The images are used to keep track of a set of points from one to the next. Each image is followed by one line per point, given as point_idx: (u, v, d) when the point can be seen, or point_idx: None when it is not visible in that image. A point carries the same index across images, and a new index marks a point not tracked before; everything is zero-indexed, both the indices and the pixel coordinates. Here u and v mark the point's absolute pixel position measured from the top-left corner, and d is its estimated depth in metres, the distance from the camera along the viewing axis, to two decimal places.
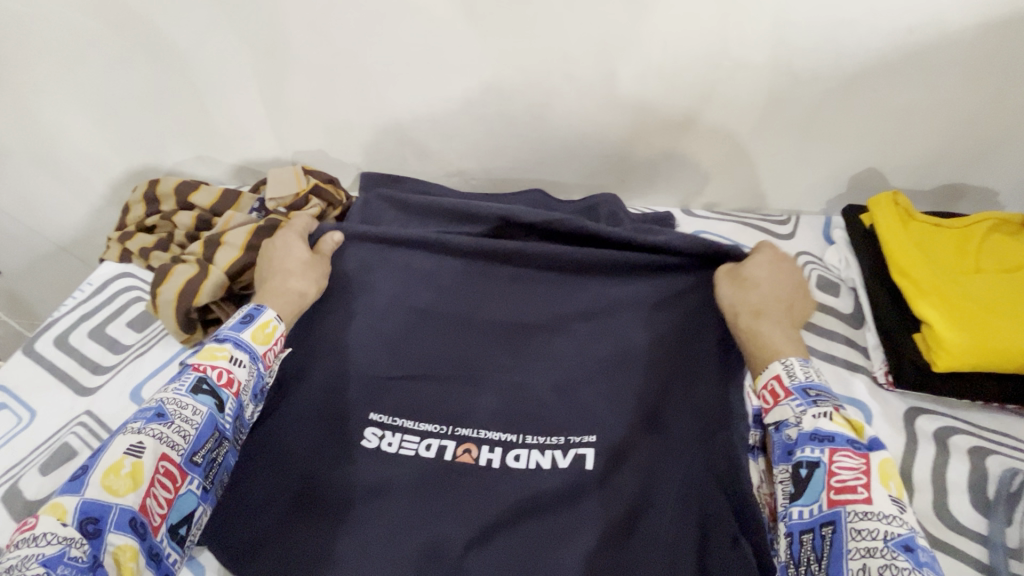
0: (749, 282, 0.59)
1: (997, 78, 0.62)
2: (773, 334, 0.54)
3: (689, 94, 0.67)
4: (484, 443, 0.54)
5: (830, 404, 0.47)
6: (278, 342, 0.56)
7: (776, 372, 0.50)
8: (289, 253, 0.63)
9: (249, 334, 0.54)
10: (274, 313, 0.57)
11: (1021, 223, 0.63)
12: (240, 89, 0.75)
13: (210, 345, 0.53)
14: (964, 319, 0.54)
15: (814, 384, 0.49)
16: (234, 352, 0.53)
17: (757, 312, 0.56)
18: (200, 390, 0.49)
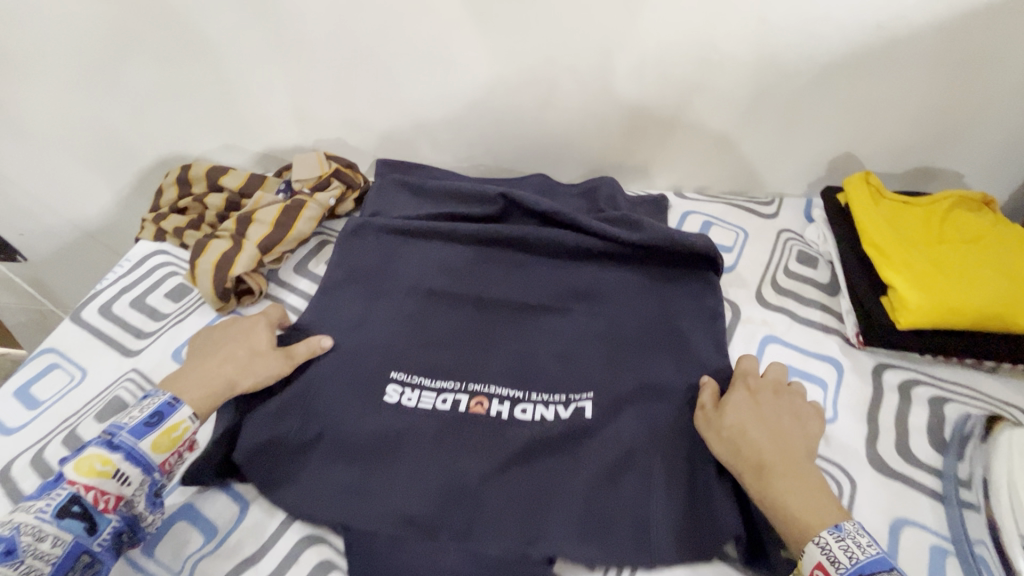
0: (740, 433, 0.53)
1: (960, 69, 0.68)
2: (786, 492, 0.48)
3: (681, 85, 0.73)
4: (494, 398, 0.60)
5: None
6: (184, 446, 0.54)
7: (817, 560, 0.45)
8: (246, 343, 0.61)
9: (150, 441, 0.51)
10: (187, 411, 0.54)
11: (979, 200, 0.70)
12: (266, 81, 0.81)
13: (95, 454, 0.49)
14: (924, 282, 0.60)
15: (865, 566, 0.43)
16: (120, 467, 0.49)
17: (760, 468, 0.51)
18: (67, 513, 0.46)
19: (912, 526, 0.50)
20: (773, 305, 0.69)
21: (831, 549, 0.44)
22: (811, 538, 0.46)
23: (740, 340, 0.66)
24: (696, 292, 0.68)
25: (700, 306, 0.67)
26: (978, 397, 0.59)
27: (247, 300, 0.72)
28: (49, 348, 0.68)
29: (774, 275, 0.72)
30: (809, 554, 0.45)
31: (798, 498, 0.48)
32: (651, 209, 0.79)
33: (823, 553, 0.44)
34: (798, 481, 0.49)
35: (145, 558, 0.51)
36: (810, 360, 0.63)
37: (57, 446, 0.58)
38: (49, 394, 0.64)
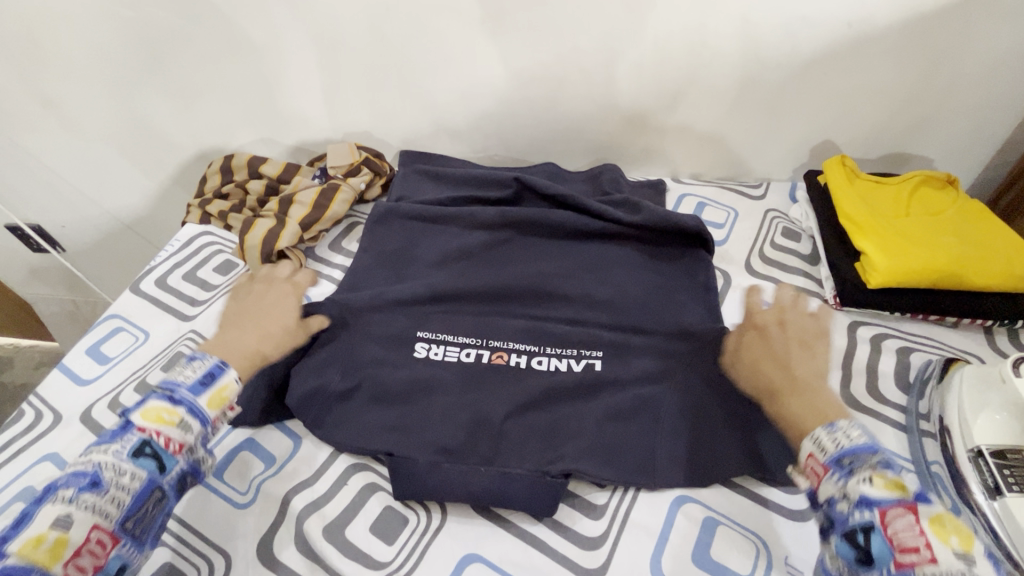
0: (751, 369, 0.61)
1: (924, 63, 0.77)
2: (793, 410, 0.54)
3: (677, 79, 0.82)
4: (513, 351, 0.67)
5: (868, 466, 0.45)
6: (231, 405, 0.54)
7: (810, 451, 0.50)
8: (280, 317, 0.66)
9: (207, 399, 0.52)
10: (233, 373, 0.55)
11: (944, 179, 0.78)
12: (301, 78, 0.89)
13: (160, 407, 0.50)
14: (892, 247, 0.68)
15: (847, 450, 0.47)
16: (183, 419, 0.50)
17: (772, 393, 0.58)
18: (141, 453, 0.48)
19: None
20: (761, 273, 0.77)
21: (822, 440, 0.49)
22: (808, 437, 0.50)
23: (731, 302, 0.74)
24: (692, 262, 0.76)
25: (695, 277, 0.75)
26: (939, 348, 0.67)
27: None
28: (113, 314, 0.76)
29: (761, 247, 0.80)
30: (805, 447, 0.50)
31: (803, 407, 0.54)
32: (651, 191, 0.87)
33: (814, 445, 0.49)
34: (805, 396, 0.55)
35: (218, 482, 0.60)
36: None
37: (129, 394, 0.67)
38: (117, 352, 0.72)
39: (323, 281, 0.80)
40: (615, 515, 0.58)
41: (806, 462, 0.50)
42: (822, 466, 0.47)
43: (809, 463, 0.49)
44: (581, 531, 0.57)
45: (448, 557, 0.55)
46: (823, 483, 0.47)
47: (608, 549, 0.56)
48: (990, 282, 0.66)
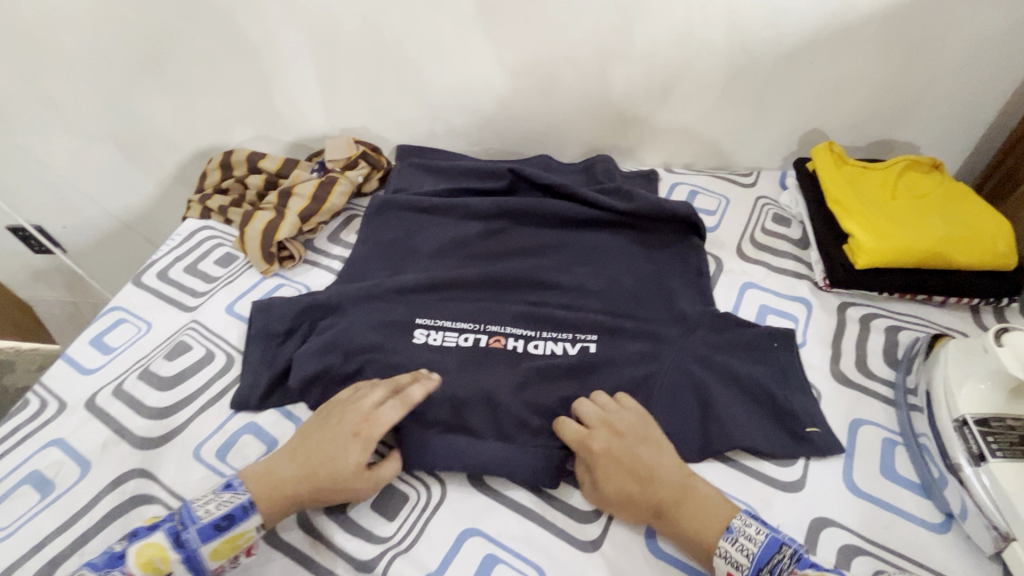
0: (624, 494, 0.54)
1: (906, 50, 0.79)
2: (682, 524, 0.52)
3: (666, 70, 0.84)
4: (510, 336, 0.68)
5: (788, 570, 0.48)
6: (242, 552, 0.53)
7: (725, 569, 0.50)
8: (352, 446, 0.56)
9: (210, 549, 0.51)
10: (257, 521, 0.52)
11: (930, 163, 0.80)
12: (299, 75, 0.91)
13: (159, 548, 0.50)
14: (878, 228, 0.69)
15: (761, 558, 0.49)
16: (173, 568, 0.50)
17: (657, 511, 0.53)
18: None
19: (867, 424, 0.60)
20: (752, 258, 0.78)
21: (731, 554, 0.50)
22: (715, 556, 0.50)
23: (724, 286, 0.75)
24: (685, 248, 0.77)
25: (688, 261, 0.76)
26: (927, 326, 0.69)
27: (288, 264, 0.80)
28: (116, 306, 0.77)
29: (753, 233, 0.81)
30: (719, 566, 0.50)
31: (699, 518, 0.52)
32: (644, 181, 0.88)
33: (729, 562, 0.50)
34: (690, 505, 0.53)
35: (218, 460, 0.60)
36: (784, 301, 0.73)
37: (132, 381, 0.67)
38: (119, 342, 0.73)
39: (323, 271, 0.81)
40: None
41: None
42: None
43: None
44: (577, 506, 0.58)
45: (447, 534, 0.56)
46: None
47: (605, 523, 0.56)
48: (974, 261, 0.67)
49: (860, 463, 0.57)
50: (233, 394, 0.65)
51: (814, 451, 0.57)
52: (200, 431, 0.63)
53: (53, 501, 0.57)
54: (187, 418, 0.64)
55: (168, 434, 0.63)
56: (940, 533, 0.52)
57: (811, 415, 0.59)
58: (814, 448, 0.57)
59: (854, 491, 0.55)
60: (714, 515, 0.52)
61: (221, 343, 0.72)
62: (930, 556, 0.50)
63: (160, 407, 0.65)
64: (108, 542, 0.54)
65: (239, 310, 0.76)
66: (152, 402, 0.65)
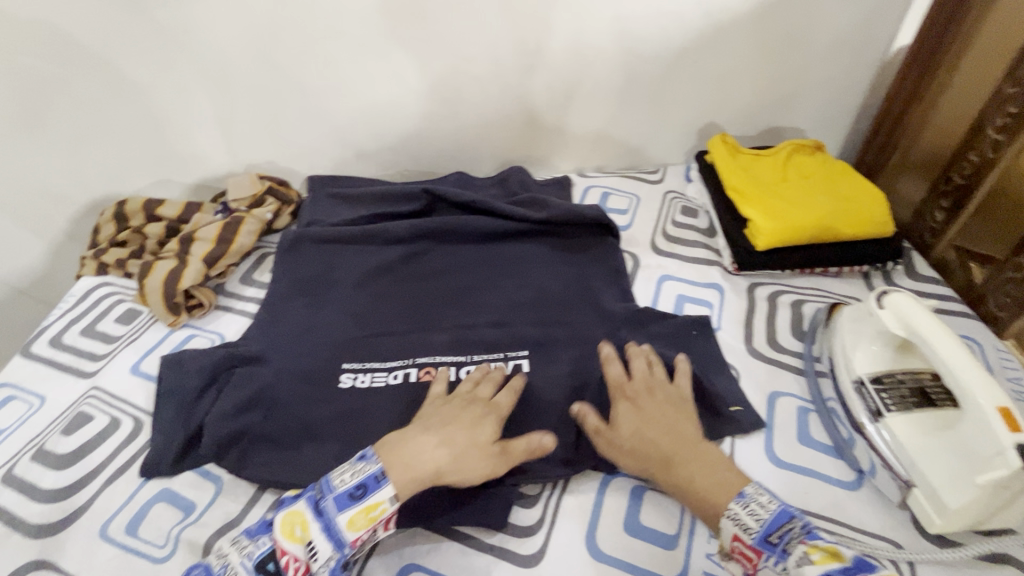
0: (645, 439, 0.54)
1: (779, 42, 0.85)
2: (693, 476, 0.52)
3: (565, 78, 0.86)
4: (441, 365, 0.67)
5: (796, 540, 0.45)
6: (382, 524, 0.49)
7: (732, 532, 0.48)
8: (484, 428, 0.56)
9: (349, 518, 0.48)
10: (390, 490, 0.49)
11: (813, 146, 0.86)
12: (193, 114, 0.87)
13: (280, 519, 0.48)
14: (772, 211, 0.74)
15: (772, 525, 0.46)
16: (314, 537, 0.47)
17: (668, 462, 0.53)
18: (265, 569, 0.46)
19: (784, 396, 0.63)
20: (666, 251, 0.81)
21: (740, 517, 0.48)
22: (723, 510, 0.49)
23: (642, 281, 0.78)
24: (603, 249, 0.79)
25: (607, 263, 0.78)
26: (827, 295, 0.74)
27: (197, 312, 0.76)
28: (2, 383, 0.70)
29: (664, 227, 0.85)
30: (726, 529, 0.48)
31: (714, 477, 0.51)
32: (559, 188, 0.90)
33: (736, 525, 0.48)
34: (708, 465, 0.52)
35: (129, 536, 0.55)
36: (698, 288, 0.76)
37: (26, 463, 0.61)
38: (8, 423, 0.66)
39: (237, 315, 0.77)
40: (550, 503, 0.56)
41: (733, 545, 0.48)
42: (752, 550, 0.47)
43: (736, 546, 0.48)
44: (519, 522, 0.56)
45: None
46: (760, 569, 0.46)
47: (546, 535, 0.53)
48: (859, 232, 0.73)
49: (780, 434, 0.59)
50: (143, 460, 0.61)
51: (738, 430, 0.59)
52: (109, 506, 0.58)
53: None
54: (92, 495, 0.59)
55: (71, 515, 0.57)
56: (853, 489, 0.55)
57: (733, 396, 0.62)
58: (739, 426, 0.59)
59: (777, 462, 0.57)
60: (727, 477, 0.51)
61: (126, 408, 0.66)
62: (851, 515, 0.53)
63: (59, 487, 0.59)
64: None
65: (145, 369, 0.70)
66: (49, 483, 0.59)
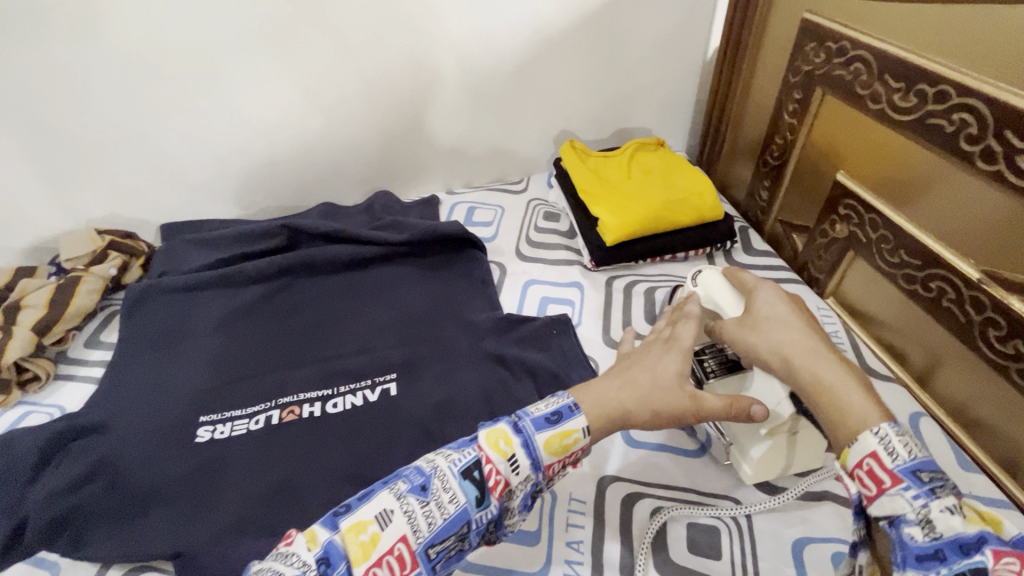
0: (779, 321, 0.51)
1: (609, 51, 0.91)
2: (830, 380, 0.45)
3: (414, 100, 0.88)
4: (305, 403, 0.65)
5: (951, 492, 0.36)
6: (570, 456, 0.47)
7: (871, 449, 0.39)
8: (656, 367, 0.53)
9: (544, 439, 0.46)
10: (583, 420, 0.48)
11: (654, 143, 0.93)
12: (12, 172, 0.80)
13: (498, 432, 0.46)
14: (616, 207, 0.79)
15: (925, 461, 0.38)
16: (517, 452, 0.45)
17: (811, 353, 0.47)
18: (469, 475, 0.43)
19: None
20: (530, 256, 0.84)
21: (889, 439, 0.39)
22: (867, 428, 0.41)
23: (509, 288, 0.80)
24: (467, 262, 0.81)
25: (473, 275, 0.80)
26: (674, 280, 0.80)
27: (32, 386, 0.70)
28: None
29: (528, 233, 0.87)
30: (862, 444, 0.40)
31: (836, 384, 0.44)
32: (425, 207, 0.91)
33: (879, 441, 0.39)
34: (845, 367, 0.45)
35: None
36: (560, 288, 0.79)
37: None
38: None
39: (80, 382, 0.71)
40: None
41: (859, 466, 0.40)
42: (889, 474, 0.38)
43: (868, 463, 0.39)
44: None
45: None
46: (886, 496, 0.38)
47: None
48: (696, 217, 0.79)
49: None
50: None
51: None
52: None
53: None
54: None
55: None
56: (698, 456, 0.59)
57: None
58: None
59: (631, 444, 0.60)
60: (862, 397, 0.43)
61: None
62: (700, 481, 0.57)
63: None
64: None
65: None
66: None
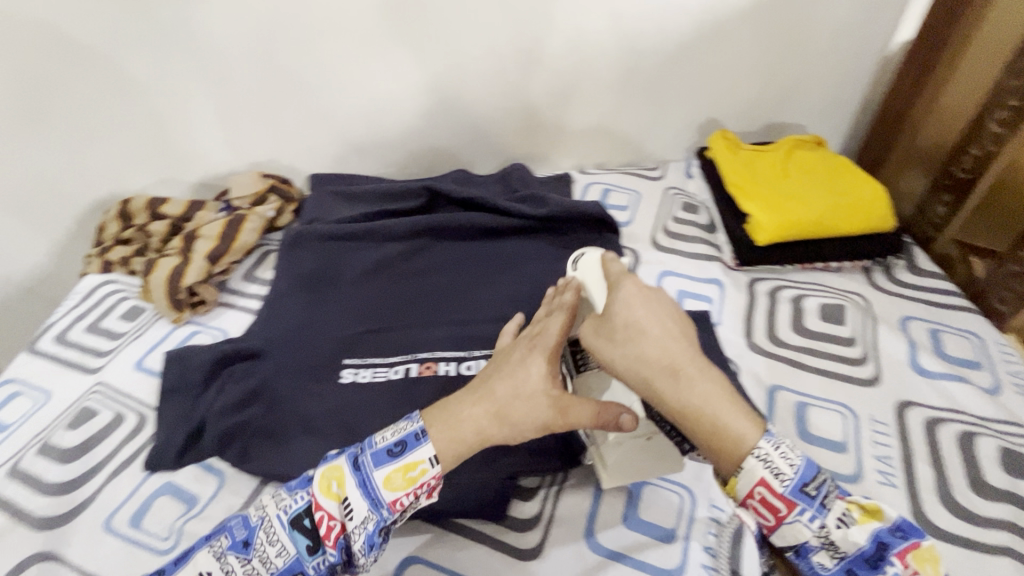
0: (637, 330, 0.46)
1: (778, 37, 0.85)
2: (705, 398, 0.43)
3: (565, 73, 0.86)
4: (441, 361, 0.67)
5: (835, 497, 0.41)
6: (420, 489, 0.45)
7: (760, 476, 0.41)
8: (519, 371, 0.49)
9: (384, 476, 0.44)
10: (430, 451, 0.46)
11: (813, 141, 0.86)
12: (196, 112, 0.87)
13: (325, 472, 0.45)
14: (772, 205, 0.74)
15: (805, 476, 0.41)
16: (351, 494, 0.44)
17: (676, 370, 0.44)
18: (298, 525, 0.44)
19: (784, 390, 0.62)
20: (667, 246, 0.81)
21: (772, 460, 0.41)
22: (747, 451, 0.41)
23: (643, 277, 0.78)
24: (602, 245, 0.79)
25: (609, 259, 0.78)
26: (829, 290, 0.73)
27: (200, 309, 0.77)
28: (9, 379, 0.71)
29: (665, 223, 0.85)
30: (750, 474, 0.41)
31: (716, 398, 0.43)
32: (559, 184, 0.90)
33: (766, 467, 0.41)
34: (713, 381, 0.44)
35: (132, 529, 0.56)
36: (698, 284, 0.76)
37: (33, 457, 0.62)
38: (14, 418, 0.67)
39: (239, 312, 0.78)
40: (547, 499, 0.55)
41: (749, 500, 0.42)
42: (785, 502, 0.41)
43: (762, 493, 0.41)
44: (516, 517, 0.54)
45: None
46: (791, 523, 0.41)
47: (543, 529, 0.53)
48: (859, 228, 0.73)
49: (778, 428, 0.58)
50: (146, 454, 0.61)
51: None
52: (112, 500, 0.58)
53: None
54: (96, 488, 0.59)
55: (75, 508, 0.58)
56: (855, 483, 0.53)
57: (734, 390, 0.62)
58: None
59: None
60: (744, 422, 0.43)
61: (130, 403, 0.67)
62: None
63: (64, 481, 0.60)
64: None
65: (149, 365, 0.71)
66: (56, 477, 0.60)
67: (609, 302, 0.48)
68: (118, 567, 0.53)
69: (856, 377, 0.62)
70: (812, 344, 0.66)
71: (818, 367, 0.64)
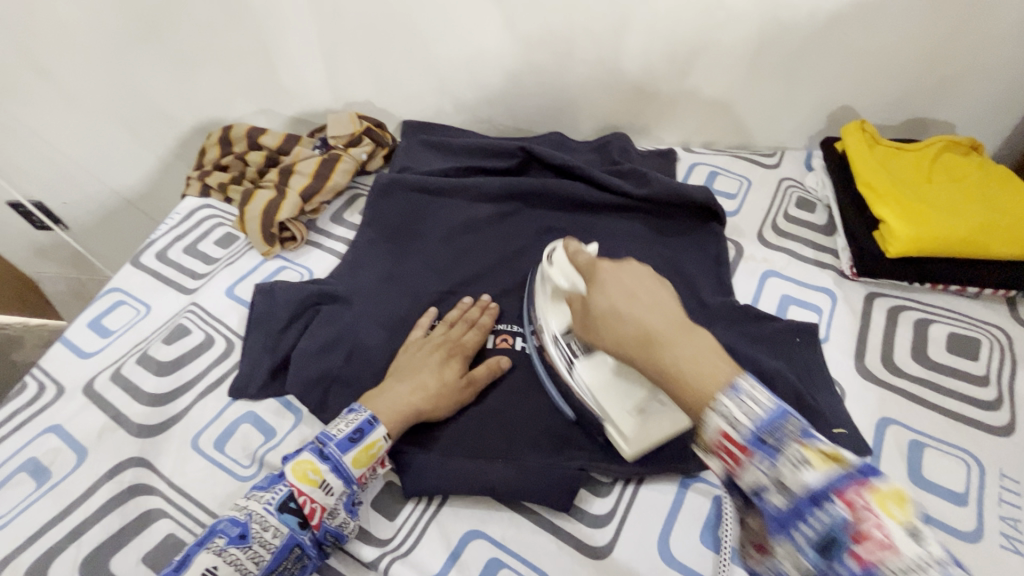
0: (616, 313, 0.44)
1: (952, 18, 0.73)
2: (678, 360, 0.39)
3: (690, 39, 0.78)
4: (518, 335, 0.65)
5: (793, 439, 0.33)
6: (379, 461, 0.54)
7: (718, 429, 0.36)
8: (437, 372, 0.59)
9: (352, 457, 0.52)
10: (383, 430, 0.54)
11: (968, 144, 0.75)
12: (301, 45, 0.86)
13: (303, 465, 0.51)
14: (912, 214, 0.65)
15: (766, 423, 0.34)
16: (327, 478, 0.51)
17: (648, 339, 0.41)
18: (286, 508, 0.49)
19: (896, 424, 0.58)
20: (775, 245, 0.75)
21: (732, 416, 0.35)
22: (710, 401, 0.36)
23: (744, 274, 0.72)
24: (703, 234, 0.73)
25: (711, 249, 0.72)
26: (959, 319, 0.66)
27: (289, 245, 0.78)
28: (115, 287, 0.75)
29: (775, 219, 0.78)
30: (710, 424, 0.36)
31: (690, 357, 0.38)
32: (662, 161, 0.84)
33: (721, 417, 0.35)
34: (694, 343, 0.39)
35: (216, 452, 0.59)
36: (807, 291, 0.69)
37: (133, 365, 0.66)
38: (118, 325, 0.71)
39: (325, 253, 0.78)
40: (622, 496, 0.55)
41: (715, 444, 0.36)
42: (739, 447, 0.35)
43: (721, 443, 0.35)
44: (586, 512, 0.54)
45: (448, 536, 0.53)
46: (745, 469, 0.34)
47: (615, 526, 0.53)
48: (1013, 252, 0.64)
49: (888, 466, 0.55)
50: (232, 381, 0.64)
51: None
52: (199, 420, 0.61)
53: (51, 489, 0.56)
54: (186, 406, 0.62)
55: (167, 421, 0.61)
56: (971, 541, 0.50)
57: (837, 415, 0.57)
58: (839, 449, 0.55)
59: None
60: (719, 368, 0.37)
61: (220, 328, 0.70)
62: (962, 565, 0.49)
63: (157, 393, 0.63)
64: (103, 535, 0.54)
65: (239, 293, 0.73)
66: (151, 388, 0.64)
67: (593, 293, 0.47)
68: (203, 485, 0.56)
69: (988, 423, 0.57)
70: (937, 379, 0.61)
71: (941, 407, 0.59)
